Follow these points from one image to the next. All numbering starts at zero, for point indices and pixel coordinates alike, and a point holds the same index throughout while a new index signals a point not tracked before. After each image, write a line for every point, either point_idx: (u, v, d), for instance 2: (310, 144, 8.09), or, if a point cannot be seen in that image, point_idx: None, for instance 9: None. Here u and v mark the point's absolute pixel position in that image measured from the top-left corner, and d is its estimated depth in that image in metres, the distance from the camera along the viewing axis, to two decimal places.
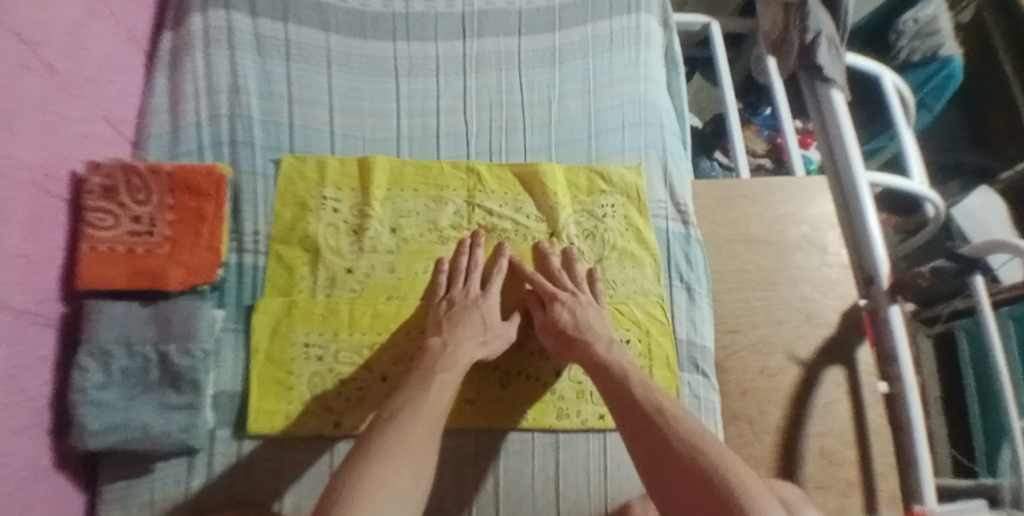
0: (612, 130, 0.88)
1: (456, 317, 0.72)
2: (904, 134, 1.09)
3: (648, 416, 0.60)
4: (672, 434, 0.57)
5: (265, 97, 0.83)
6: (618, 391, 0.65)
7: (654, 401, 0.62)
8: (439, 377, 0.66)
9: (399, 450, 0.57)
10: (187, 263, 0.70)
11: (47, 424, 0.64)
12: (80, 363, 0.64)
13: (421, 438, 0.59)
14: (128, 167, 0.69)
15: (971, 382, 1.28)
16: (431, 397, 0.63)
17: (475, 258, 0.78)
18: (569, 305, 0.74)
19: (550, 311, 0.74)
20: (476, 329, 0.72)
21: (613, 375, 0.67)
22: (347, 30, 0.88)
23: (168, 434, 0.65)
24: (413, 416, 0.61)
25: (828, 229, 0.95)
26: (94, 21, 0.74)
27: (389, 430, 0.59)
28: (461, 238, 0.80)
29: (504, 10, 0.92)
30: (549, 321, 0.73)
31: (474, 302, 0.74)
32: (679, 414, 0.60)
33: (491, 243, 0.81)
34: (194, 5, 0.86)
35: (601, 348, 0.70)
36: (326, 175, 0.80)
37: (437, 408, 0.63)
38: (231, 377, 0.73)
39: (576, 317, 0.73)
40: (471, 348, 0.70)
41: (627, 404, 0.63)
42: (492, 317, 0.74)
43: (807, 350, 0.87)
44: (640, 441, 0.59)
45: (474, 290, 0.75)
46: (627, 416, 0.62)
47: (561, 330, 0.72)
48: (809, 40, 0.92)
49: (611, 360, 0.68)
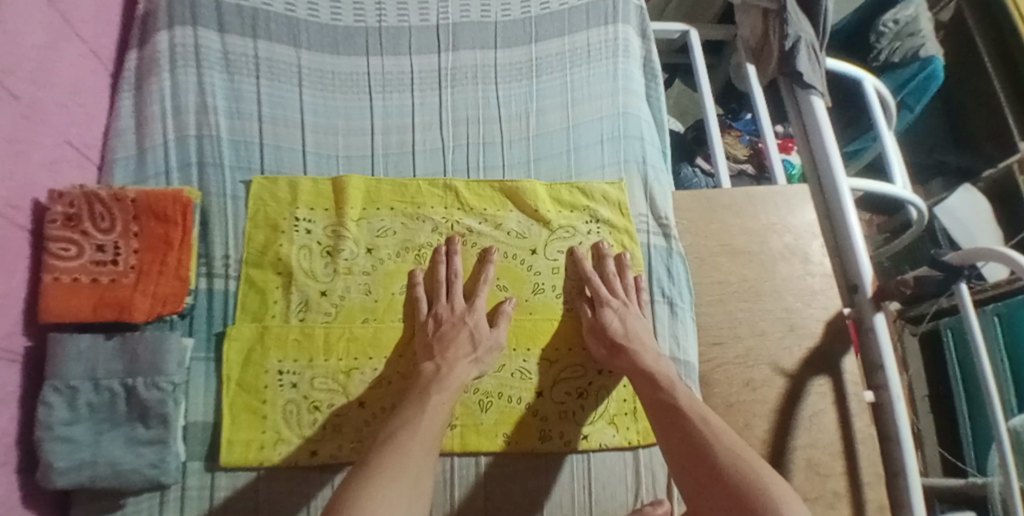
0: (592, 144, 0.87)
1: (445, 337, 0.72)
2: (885, 134, 1.08)
3: (693, 426, 0.63)
4: (715, 446, 0.60)
5: (234, 117, 0.81)
6: (660, 401, 0.67)
7: (698, 411, 0.64)
8: (435, 396, 0.65)
9: (403, 467, 0.56)
10: (154, 293, 0.68)
11: (15, 461, 0.63)
12: (44, 399, 0.62)
13: (421, 456, 0.58)
14: (91, 194, 0.66)
15: (958, 381, 1.29)
16: (429, 415, 0.63)
17: (452, 266, 0.77)
18: (618, 312, 0.76)
19: (600, 316, 0.76)
20: (466, 349, 0.71)
21: (660, 385, 0.69)
22: (318, 46, 0.86)
23: (137, 470, 0.63)
24: (412, 433, 0.60)
25: (811, 238, 0.93)
26: (61, 45, 0.72)
27: (390, 444, 0.59)
28: (437, 247, 0.79)
29: (480, 23, 0.90)
30: (599, 326, 0.75)
31: (461, 318, 0.74)
32: (723, 429, 0.62)
33: (468, 255, 0.80)
34: (159, 23, 0.83)
35: (648, 359, 0.72)
36: (299, 196, 0.78)
37: (435, 425, 0.62)
38: (204, 407, 0.70)
39: (626, 325, 0.75)
40: (465, 369, 0.69)
41: (666, 412, 0.66)
42: (481, 330, 0.73)
43: (791, 362, 0.86)
44: (682, 452, 0.62)
45: (459, 306, 0.75)
46: (669, 423, 0.65)
47: (612, 337, 0.74)
48: (788, 47, 0.91)
49: (656, 370, 0.70)
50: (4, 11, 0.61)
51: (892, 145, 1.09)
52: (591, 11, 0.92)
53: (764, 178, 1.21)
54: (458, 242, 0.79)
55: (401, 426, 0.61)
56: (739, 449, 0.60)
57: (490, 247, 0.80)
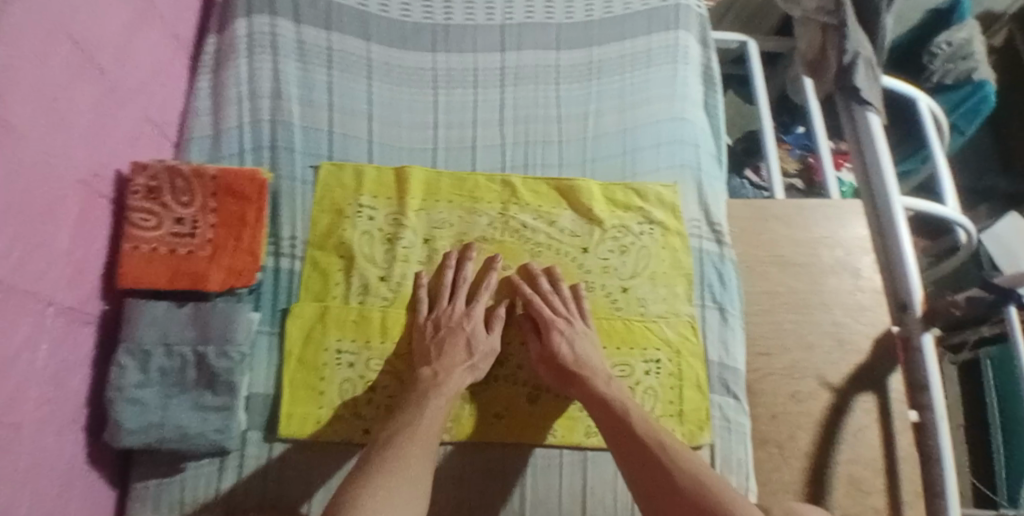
0: (649, 147, 0.88)
1: (444, 341, 0.72)
2: (937, 154, 1.08)
3: (652, 450, 0.64)
4: (675, 469, 0.62)
5: (306, 104, 0.84)
6: (617, 424, 0.67)
7: (655, 435, 0.65)
8: (432, 403, 0.67)
9: (402, 469, 0.59)
10: (228, 266, 0.70)
11: (84, 421, 0.66)
12: (118, 361, 0.65)
13: (419, 458, 0.61)
14: (173, 169, 0.69)
15: (996, 411, 1.26)
16: (429, 418, 0.65)
17: (463, 272, 0.78)
18: (567, 335, 0.74)
19: (549, 343, 0.74)
20: (462, 356, 0.71)
21: (614, 412, 0.68)
22: (387, 41, 0.89)
23: (203, 435, 0.66)
24: (411, 437, 0.62)
25: (861, 253, 0.93)
26: (145, 26, 0.76)
27: (390, 447, 0.61)
28: (450, 250, 0.80)
29: (544, 24, 0.92)
30: (548, 354, 0.74)
31: (459, 323, 0.74)
32: (681, 451, 0.64)
33: (478, 261, 0.80)
34: (239, 11, 0.87)
35: (600, 383, 0.71)
36: (363, 184, 0.81)
37: (434, 426, 0.65)
38: (265, 379, 0.73)
39: (576, 350, 0.73)
40: (461, 377, 0.70)
41: (623, 435, 0.66)
42: (477, 337, 0.74)
43: (838, 376, 0.86)
44: (641, 475, 0.63)
45: (459, 309, 0.75)
46: (627, 446, 0.65)
47: (561, 363, 0.72)
48: (847, 62, 0.89)
49: (611, 395, 0.70)
50: None
51: (944, 165, 1.08)
52: (653, 17, 0.93)
53: (814, 192, 1.19)
54: (475, 248, 0.79)
55: (401, 429, 0.63)
56: (700, 471, 0.61)
57: (495, 255, 0.80)
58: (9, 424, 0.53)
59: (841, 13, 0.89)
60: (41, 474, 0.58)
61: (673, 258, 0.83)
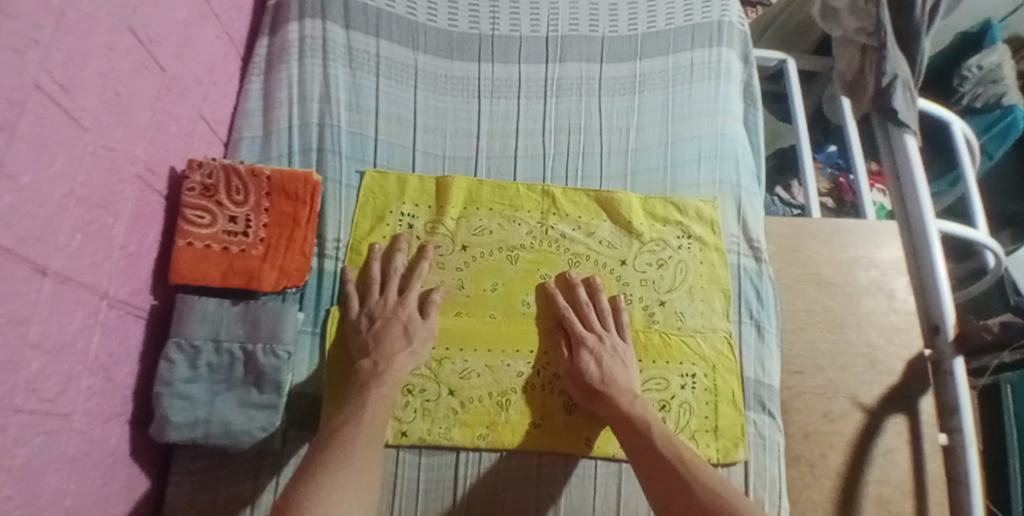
0: (689, 161, 0.88)
1: (380, 332, 0.73)
2: (968, 177, 1.07)
3: (673, 466, 0.64)
4: (694, 484, 0.62)
5: (354, 109, 0.85)
6: (639, 440, 0.68)
7: (675, 451, 0.66)
8: (375, 391, 0.67)
9: (347, 463, 0.60)
10: (280, 266, 0.72)
11: (129, 413, 0.67)
12: (169, 356, 0.66)
13: (364, 450, 0.62)
14: (230, 167, 0.70)
15: (1015, 439, 1.24)
16: (371, 409, 0.66)
17: (391, 264, 0.77)
18: (594, 353, 0.75)
19: (576, 360, 0.75)
20: (402, 342, 0.72)
21: (637, 428, 0.69)
22: (434, 50, 0.91)
23: (248, 431, 0.66)
24: (355, 430, 0.63)
25: (896, 275, 0.93)
26: (203, 25, 0.77)
27: (334, 440, 0.62)
28: (376, 243, 0.79)
29: (588, 37, 0.94)
30: (576, 370, 0.74)
31: (394, 312, 0.74)
32: (700, 465, 0.64)
33: (408, 252, 0.80)
34: (291, 15, 0.88)
35: (624, 400, 0.71)
36: (406, 191, 0.82)
37: (379, 416, 0.66)
38: (308, 379, 0.74)
39: (602, 366, 0.74)
40: (404, 362, 0.71)
41: (645, 451, 0.67)
42: (414, 323, 0.74)
43: (871, 397, 0.86)
44: (662, 490, 0.63)
45: (392, 299, 0.76)
46: (647, 461, 0.66)
47: (587, 381, 0.73)
48: (885, 84, 0.89)
49: (634, 413, 0.70)
50: None
51: (975, 188, 1.08)
52: (697, 32, 0.94)
53: (844, 211, 1.21)
54: (402, 239, 0.79)
55: (345, 421, 0.64)
56: (719, 485, 0.61)
57: (425, 245, 0.79)
58: (58, 414, 0.54)
59: (880, 36, 0.89)
60: (85, 464, 0.59)
61: (710, 274, 0.83)
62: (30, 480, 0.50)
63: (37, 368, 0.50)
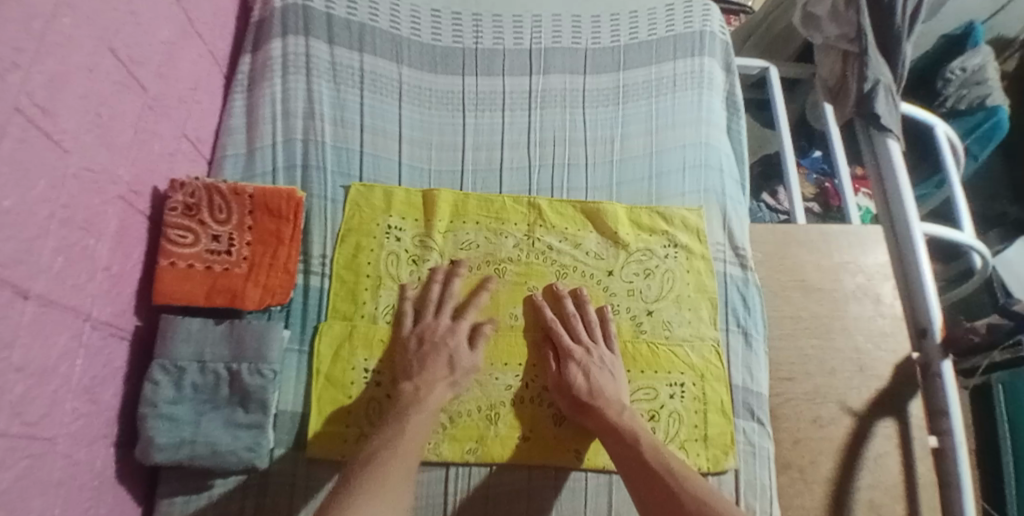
0: (674, 171, 0.89)
1: (426, 356, 0.73)
2: (953, 179, 1.07)
3: (661, 477, 0.64)
4: (683, 495, 0.62)
5: (338, 124, 0.85)
6: (625, 452, 0.68)
7: (663, 461, 0.66)
8: (413, 419, 0.67)
9: (380, 487, 0.59)
10: (264, 284, 0.72)
11: (115, 435, 0.66)
12: (152, 377, 0.65)
13: (399, 475, 0.61)
14: (212, 186, 0.71)
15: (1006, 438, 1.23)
16: (409, 436, 0.65)
17: (449, 289, 0.78)
18: (582, 365, 0.75)
19: (565, 372, 0.75)
20: (444, 372, 0.72)
21: (624, 440, 0.69)
22: (418, 64, 0.91)
23: (234, 451, 0.66)
24: (391, 454, 0.62)
25: (883, 279, 0.93)
26: (185, 44, 0.77)
27: (371, 464, 0.61)
28: (437, 267, 0.80)
29: (571, 48, 0.94)
30: (564, 383, 0.74)
31: (444, 339, 0.74)
32: (688, 474, 0.64)
33: (388, 265, 0.79)
34: (274, 31, 0.89)
35: (612, 413, 0.71)
36: (393, 204, 0.82)
37: (418, 443, 0.65)
38: (293, 396, 0.74)
39: (590, 378, 0.74)
40: (442, 392, 0.71)
41: (634, 462, 0.66)
42: (460, 352, 0.74)
43: (859, 402, 0.86)
44: (652, 502, 0.63)
45: (444, 323, 0.76)
46: (635, 472, 0.66)
47: (575, 395, 0.73)
48: (866, 89, 0.91)
49: (622, 425, 0.70)
50: (140, 6, 0.66)
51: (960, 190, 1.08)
52: (678, 42, 0.95)
53: (830, 217, 1.20)
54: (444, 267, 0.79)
55: (384, 445, 0.63)
56: (706, 495, 0.62)
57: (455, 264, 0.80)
58: (43, 438, 0.53)
59: (862, 41, 0.90)
60: (71, 489, 0.58)
61: (697, 282, 0.84)
62: (14, 504, 0.50)
63: (21, 392, 0.50)
